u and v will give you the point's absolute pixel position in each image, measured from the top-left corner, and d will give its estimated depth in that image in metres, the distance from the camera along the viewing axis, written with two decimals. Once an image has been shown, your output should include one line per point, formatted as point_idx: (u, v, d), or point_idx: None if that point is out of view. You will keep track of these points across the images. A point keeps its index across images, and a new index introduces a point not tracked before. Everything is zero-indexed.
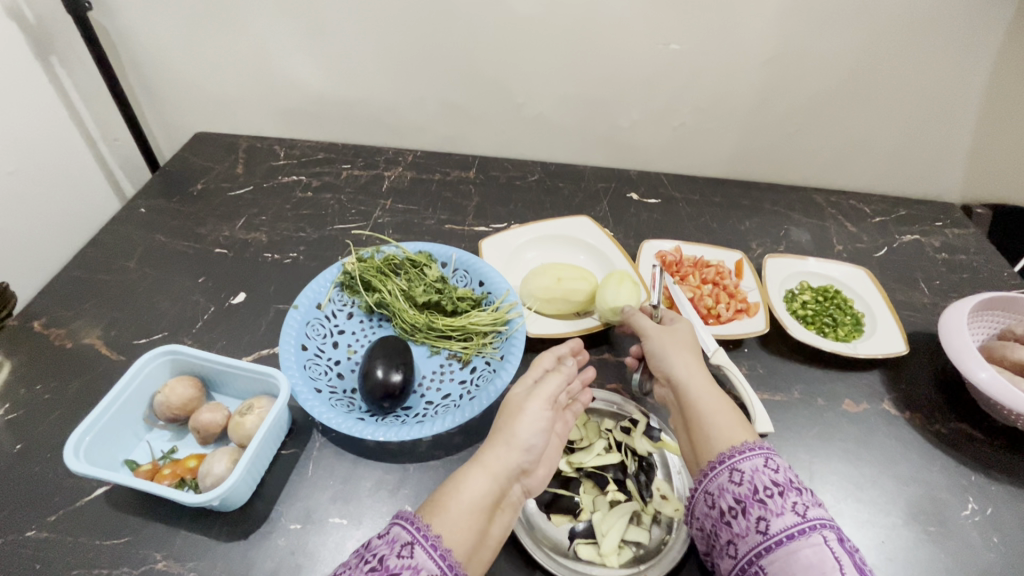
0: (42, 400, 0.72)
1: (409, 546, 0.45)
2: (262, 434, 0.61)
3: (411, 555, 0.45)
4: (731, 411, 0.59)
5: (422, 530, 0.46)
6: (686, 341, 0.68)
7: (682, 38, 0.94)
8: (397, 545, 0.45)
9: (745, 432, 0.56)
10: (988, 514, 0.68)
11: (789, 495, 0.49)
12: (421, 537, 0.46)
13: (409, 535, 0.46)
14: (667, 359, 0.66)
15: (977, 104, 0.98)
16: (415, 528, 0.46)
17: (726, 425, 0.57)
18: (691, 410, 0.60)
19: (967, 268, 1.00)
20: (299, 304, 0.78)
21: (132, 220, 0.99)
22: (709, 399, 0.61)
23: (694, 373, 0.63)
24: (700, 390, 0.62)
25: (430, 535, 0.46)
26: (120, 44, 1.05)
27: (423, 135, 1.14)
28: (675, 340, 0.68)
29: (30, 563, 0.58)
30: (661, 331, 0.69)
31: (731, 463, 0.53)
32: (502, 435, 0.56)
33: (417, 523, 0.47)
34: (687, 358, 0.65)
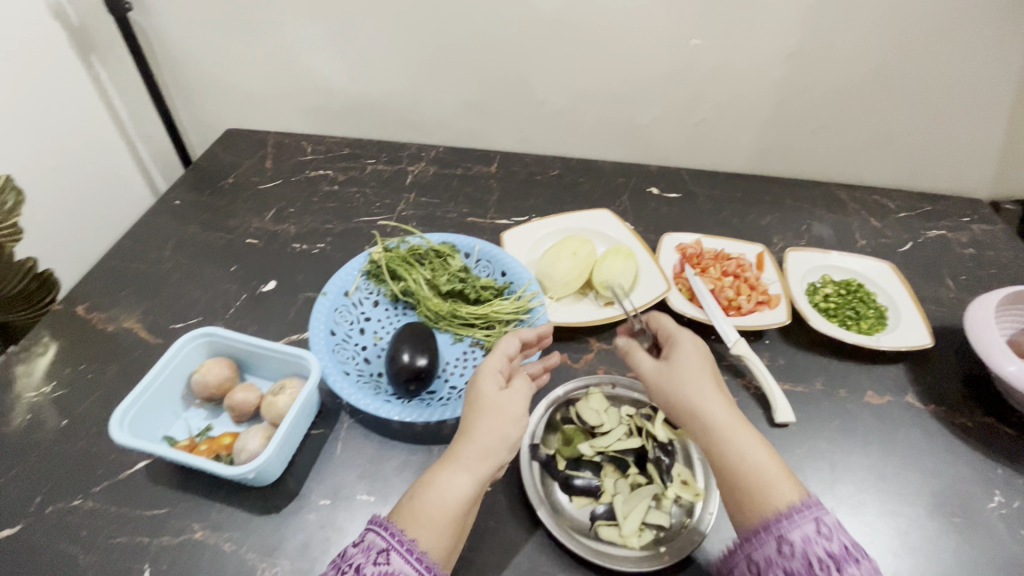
0: (84, 379, 0.75)
1: (385, 553, 0.48)
2: (294, 413, 0.63)
3: (387, 561, 0.47)
4: (768, 454, 0.54)
5: (397, 535, 0.49)
6: (702, 372, 0.60)
7: (703, 34, 0.94)
8: (372, 553, 0.48)
9: (788, 480, 0.51)
10: (1015, 507, 0.68)
11: (846, 570, 0.46)
12: (396, 543, 0.48)
13: (385, 542, 0.48)
14: (690, 401, 0.57)
15: (1005, 97, 0.96)
16: (389, 535, 0.49)
17: (767, 475, 0.52)
18: (728, 464, 0.54)
19: (995, 264, 0.99)
20: (328, 291, 0.80)
21: (167, 212, 1.03)
22: (743, 442, 0.54)
23: (721, 413, 0.56)
24: (738, 435, 0.55)
25: (405, 540, 0.49)
26: (156, 43, 1.09)
27: (446, 131, 1.17)
28: (691, 373, 0.59)
29: (77, 530, 0.61)
30: (673, 363, 0.61)
31: (779, 531, 0.49)
32: (483, 435, 0.53)
33: (391, 529, 0.49)
34: (709, 395, 0.57)
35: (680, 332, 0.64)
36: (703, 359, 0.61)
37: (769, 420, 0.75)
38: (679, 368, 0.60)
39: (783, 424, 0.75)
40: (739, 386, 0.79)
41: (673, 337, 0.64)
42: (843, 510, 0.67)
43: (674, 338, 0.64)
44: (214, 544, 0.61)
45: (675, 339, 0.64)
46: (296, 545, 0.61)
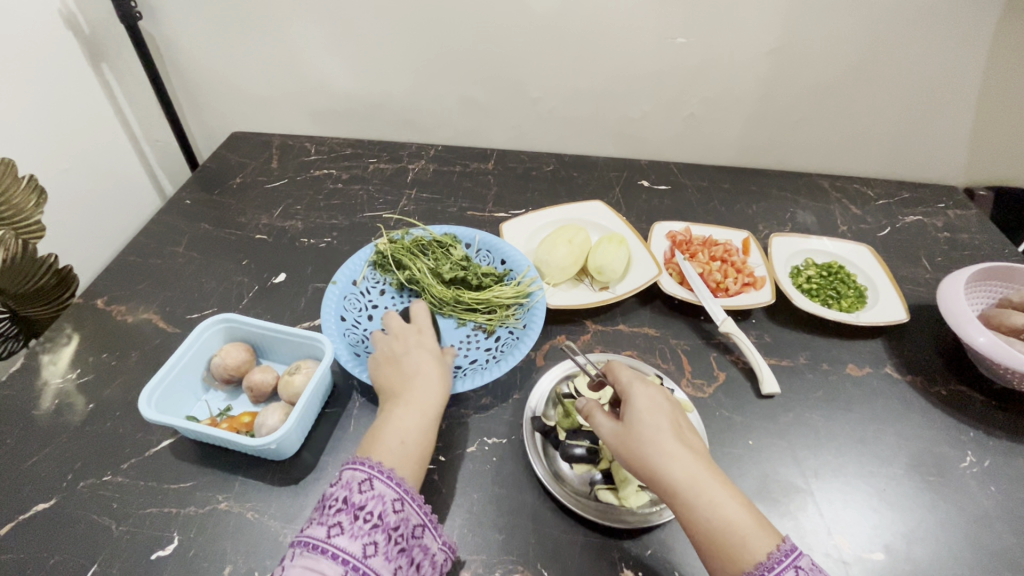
0: (108, 365, 0.79)
1: (367, 482, 0.52)
2: (310, 390, 0.67)
3: (371, 487, 0.52)
4: (738, 507, 0.52)
5: (374, 467, 0.54)
6: (660, 428, 0.57)
7: (688, 32, 1.00)
8: (355, 484, 0.52)
9: (759, 533, 0.51)
10: (986, 466, 0.73)
11: None
12: (376, 472, 0.53)
13: (365, 473, 0.53)
14: (656, 467, 0.55)
15: (972, 88, 1.02)
16: (368, 467, 0.53)
17: (740, 532, 0.51)
18: (701, 528, 0.52)
19: (969, 247, 1.04)
20: (337, 279, 0.84)
21: (179, 211, 1.07)
22: (711, 501, 0.53)
23: (684, 472, 0.54)
24: (707, 496, 0.53)
25: (382, 469, 0.54)
26: (165, 50, 1.14)
27: (445, 130, 1.22)
28: (645, 431, 0.57)
29: (109, 503, 0.65)
30: (629, 422, 0.58)
31: None
32: (442, 387, 0.63)
33: (369, 463, 0.54)
34: (668, 454, 0.55)
35: (630, 384, 0.62)
36: (658, 410, 0.59)
37: (757, 392, 0.80)
38: (633, 428, 0.58)
39: (768, 395, 0.79)
40: (728, 362, 0.84)
41: (625, 389, 0.62)
42: (827, 471, 0.72)
43: (627, 392, 0.61)
44: (238, 513, 0.65)
45: (627, 393, 0.61)
46: None
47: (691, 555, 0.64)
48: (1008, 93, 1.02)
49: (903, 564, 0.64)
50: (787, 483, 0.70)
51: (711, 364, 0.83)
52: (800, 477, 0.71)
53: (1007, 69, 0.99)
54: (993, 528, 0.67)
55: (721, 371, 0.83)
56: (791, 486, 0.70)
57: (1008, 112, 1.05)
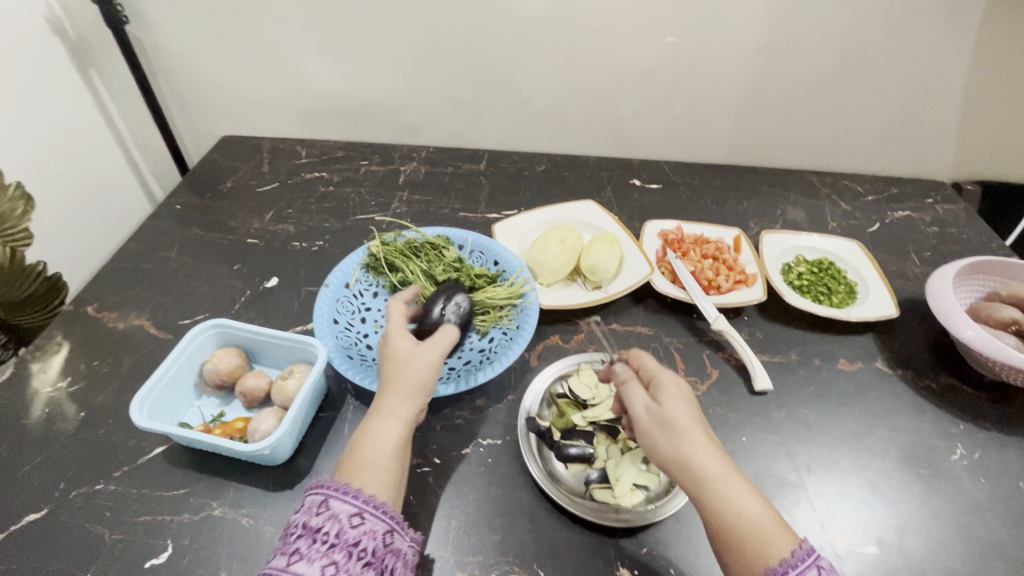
0: (99, 373, 0.79)
1: (324, 503, 0.52)
2: (304, 394, 0.67)
3: (328, 508, 0.52)
4: (762, 504, 0.53)
5: (330, 486, 0.53)
6: (694, 419, 0.57)
7: (678, 31, 1.00)
8: (313, 508, 0.52)
9: (783, 531, 0.52)
10: (976, 458, 0.73)
11: None
12: (333, 492, 0.53)
13: (322, 494, 0.53)
14: (691, 455, 0.55)
15: (959, 84, 1.03)
16: (323, 488, 0.53)
17: (764, 528, 0.52)
18: (727, 522, 0.52)
19: (957, 241, 1.06)
20: (330, 283, 0.84)
21: (169, 215, 1.06)
22: (739, 495, 0.53)
23: (716, 464, 0.54)
24: (736, 491, 0.53)
25: (338, 487, 0.53)
26: (154, 54, 1.13)
27: (436, 131, 1.21)
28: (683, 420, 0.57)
29: (102, 512, 0.65)
30: (667, 407, 0.58)
31: None
32: (404, 390, 0.60)
33: (325, 483, 0.53)
34: (702, 445, 0.55)
35: (664, 373, 0.62)
36: (690, 401, 0.59)
37: (750, 388, 0.81)
38: (671, 414, 0.57)
39: (761, 391, 0.80)
40: (721, 359, 0.84)
41: (659, 377, 0.61)
42: (820, 466, 0.72)
43: (661, 380, 0.61)
44: (233, 519, 0.64)
45: (661, 381, 0.61)
46: None
47: (686, 552, 0.64)
48: (992, 89, 1.03)
49: (895, 556, 0.65)
50: (780, 479, 0.71)
51: (704, 362, 0.84)
52: (793, 472, 0.72)
53: (992, 65, 1.00)
54: (983, 519, 0.68)
55: (714, 368, 0.83)
56: (784, 481, 0.71)
57: (993, 107, 1.06)
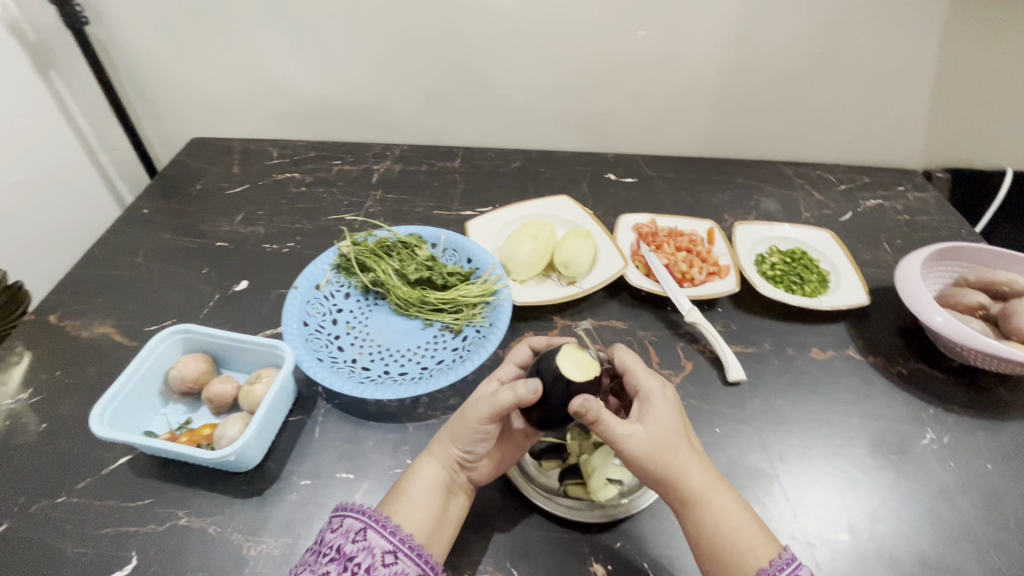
0: (61, 383, 0.77)
1: (362, 531, 0.54)
2: (270, 398, 0.66)
3: (365, 538, 0.53)
4: (745, 517, 0.55)
5: (374, 516, 0.55)
6: (682, 434, 0.58)
7: (648, 25, 1.00)
8: (350, 534, 0.53)
9: (762, 540, 0.53)
10: (945, 441, 0.74)
11: None
12: (373, 522, 0.54)
13: (363, 522, 0.54)
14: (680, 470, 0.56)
15: (928, 72, 1.04)
16: (364, 516, 0.55)
17: (745, 537, 0.53)
18: (709, 534, 0.54)
19: (928, 228, 1.07)
20: (299, 285, 0.83)
21: (136, 220, 1.04)
22: (723, 507, 0.55)
23: (703, 477, 0.56)
24: (720, 503, 0.55)
25: (382, 519, 0.55)
26: (118, 56, 1.10)
27: (410, 129, 1.20)
28: (671, 435, 0.57)
29: (63, 525, 0.63)
30: (656, 424, 0.58)
31: None
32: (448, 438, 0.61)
33: (366, 511, 0.55)
34: (691, 460, 0.57)
35: (653, 385, 0.61)
36: (680, 414, 0.60)
37: (723, 379, 0.81)
38: (662, 432, 0.57)
39: (735, 382, 0.80)
40: (695, 351, 0.84)
41: (648, 389, 0.60)
42: (793, 455, 0.73)
43: (650, 393, 0.60)
44: (200, 528, 0.63)
45: (649, 394, 0.60)
46: (280, 523, 0.64)
47: (660, 546, 0.64)
48: (960, 76, 1.04)
49: (866, 542, 0.65)
50: (753, 469, 0.71)
51: (678, 354, 0.84)
52: (766, 462, 0.72)
53: (958, 54, 1.01)
54: (953, 502, 0.69)
55: (688, 361, 0.83)
56: (757, 471, 0.71)
57: (961, 95, 1.07)
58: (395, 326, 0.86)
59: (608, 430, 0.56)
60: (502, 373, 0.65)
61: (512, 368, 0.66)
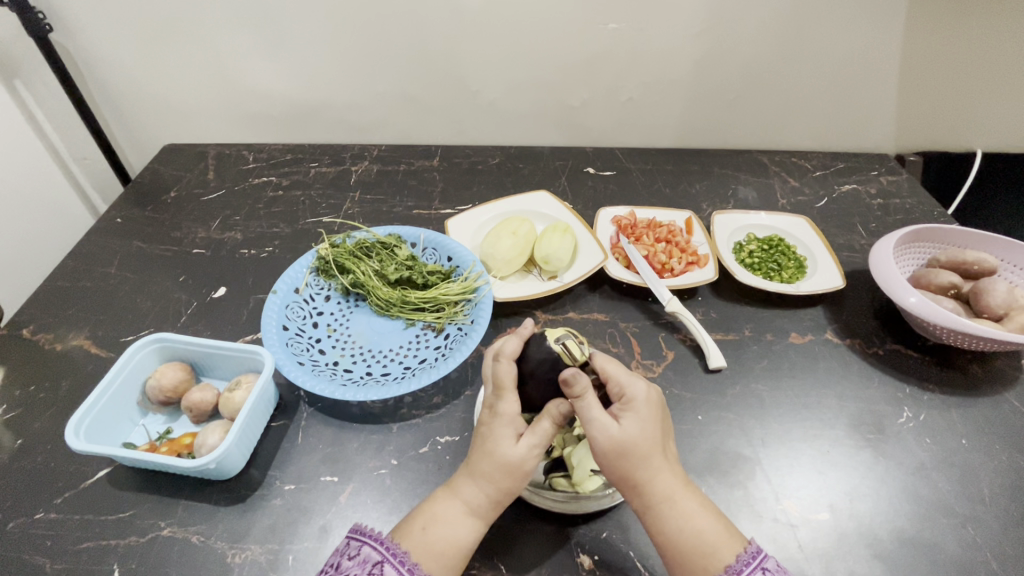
0: (36, 398, 0.76)
1: (379, 565, 0.52)
2: (250, 405, 0.65)
3: (381, 573, 0.52)
4: (710, 519, 0.56)
5: (393, 550, 0.53)
6: (656, 441, 0.57)
7: (619, 18, 1.00)
8: (368, 565, 0.52)
9: (727, 540, 0.54)
10: (921, 420, 0.76)
11: None
12: (390, 556, 0.53)
13: (380, 554, 0.53)
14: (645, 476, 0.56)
15: (895, 59, 1.06)
16: (385, 549, 0.53)
17: (710, 540, 0.54)
18: (674, 538, 0.54)
19: (901, 211, 1.08)
20: (278, 289, 0.82)
21: (110, 229, 1.02)
22: (688, 511, 0.56)
23: (670, 484, 0.57)
24: (687, 508, 0.56)
25: (399, 553, 0.53)
26: (83, 64, 1.08)
27: (387, 128, 1.20)
28: (644, 442, 0.56)
29: (41, 541, 0.62)
30: (630, 432, 0.56)
31: None
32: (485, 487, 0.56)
33: (384, 542, 0.54)
34: (659, 466, 0.57)
35: (637, 389, 0.58)
36: (658, 420, 0.58)
37: (704, 366, 0.82)
38: (634, 437, 0.56)
39: (715, 369, 0.81)
40: (676, 341, 0.85)
41: (631, 393, 0.57)
42: (774, 439, 0.74)
43: (631, 398, 0.57)
44: (183, 538, 0.63)
45: (632, 399, 0.57)
46: (265, 529, 0.64)
47: (644, 533, 0.65)
48: (928, 59, 1.06)
49: (847, 521, 0.66)
50: (735, 455, 0.72)
51: (660, 344, 0.85)
52: (747, 447, 0.73)
53: (924, 39, 1.03)
54: (930, 478, 0.70)
55: (670, 350, 0.84)
56: (739, 457, 0.72)
57: (928, 79, 1.09)
58: (377, 327, 0.86)
59: (585, 410, 0.56)
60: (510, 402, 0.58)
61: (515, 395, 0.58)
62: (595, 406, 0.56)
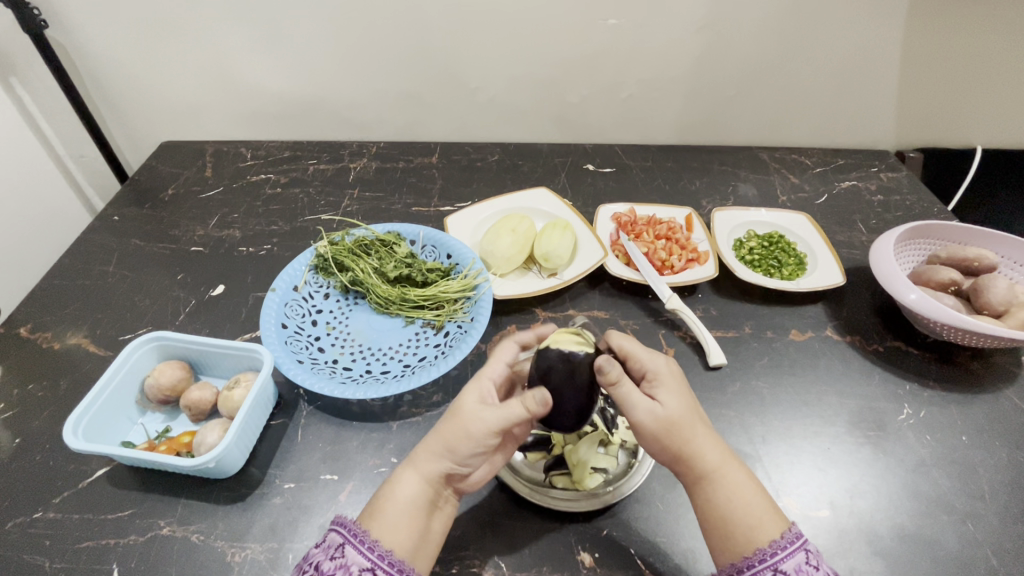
0: (34, 397, 0.75)
1: (341, 547, 0.51)
2: (249, 403, 0.65)
3: (343, 555, 0.51)
4: (756, 491, 0.56)
5: (354, 531, 0.52)
6: (694, 413, 0.58)
7: (619, 14, 1.00)
8: (331, 549, 0.51)
9: (772, 514, 0.54)
10: (921, 416, 0.76)
11: None
12: (352, 538, 0.52)
13: (341, 536, 0.52)
14: (690, 446, 0.56)
15: (895, 54, 1.05)
16: (346, 530, 0.52)
17: (755, 512, 0.54)
18: (722, 509, 0.54)
19: (901, 207, 1.08)
20: (276, 286, 0.82)
21: (107, 227, 1.02)
22: (735, 482, 0.56)
23: (716, 454, 0.57)
24: (733, 478, 0.56)
25: (360, 533, 0.52)
26: (79, 60, 1.07)
27: (385, 125, 1.19)
28: (683, 414, 0.57)
29: (40, 540, 0.62)
30: (667, 405, 0.57)
31: (773, 563, 0.50)
32: (437, 449, 0.57)
33: (347, 525, 0.53)
34: (703, 437, 0.57)
35: (659, 364, 0.60)
36: (690, 392, 0.60)
37: (705, 364, 0.82)
38: (673, 410, 0.57)
39: (716, 367, 0.81)
40: (677, 338, 0.85)
41: (654, 368, 0.59)
42: (774, 436, 0.74)
43: (658, 373, 0.59)
44: (182, 536, 0.63)
45: (657, 374, 0.59)
46: (264, 528, 0.63)
47: (646, 531, 0.65)
48: (927, 55, 1.06)
49: (847, 518, 0.66)
50: (736, 452, 0.72)
51: (660, 341, 0.85)
52: (747, 444, 0.73)
53: (924, 35, 1.02)
54: (929, 475, 0.70)
55: (670, 348, 0.84)
56: (739, 454, 0.72)
57: (928, 76, 1.09)
58: (377, 325, 0.86)
59: (625, 396, 0.57)
60: (493, 371, 0.61)
61: (502, 370, 0.62)
62: (633, 391, 0.57)
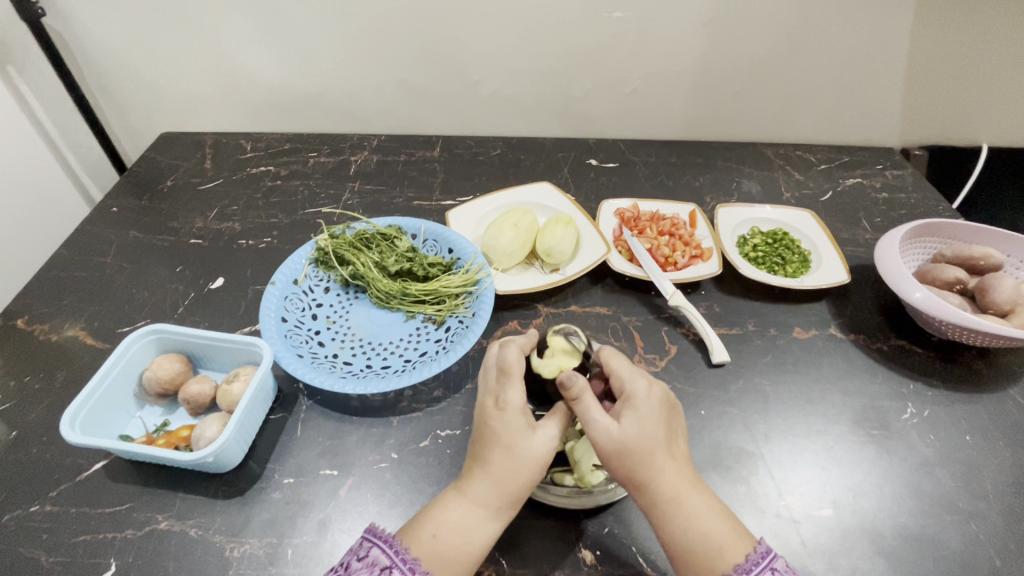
0: (31, 390, 0.75)
1: (387, 570, 0.51)
2: (249, 397, 0.64)
3: None
4: (720, 518, 0.55)
5: (401, 554, 0.52)
6: (658, 439, 0.56)
7: (625, 6, 0.99)
8: (376, 569, 0.51)
9: (734, 540, 0.53)
10: (925, 416, 0.75)
11: None
12: (399, 562, 0.51)
13: (387, 557, 0.52)
14: (647, 475, 0.56)
15: (902, 51, 1.04)
16: (394, 553, 0.52)
17: (716, 541, 0.53)
18: (680, 537, 0.54)
19: (905, 205, 1.07)
20: (276, 280, 0.81)
21: (105, 219, 1.01)
22: (696, 511, 0.55)
23: (675, 482, 0.56)
24: (693, 506, 0.55)
25: (407, 559, 0.52)
26: (77, 50, 1.06)
27: (386, 118, 1.18)
28: (646, 439, 0.56)
29: (37, 534, 0.61)
30: (630, 430, 0.56)
31: None
32: (498, 483, 0.55)
33: (394, 546, 0.52)
34: (664, 465, 0.56)
35: (637, 386, 0.58)
36: (662, 417, 0.58)
37: (707, 361, 0.81)
38: (633, 436, 0.56)
39: (718, 364, 0.81)
40: (680, 335, 0.84)
41: (631, 389, 0.58)
42: (777, 434, 0.73)
43: (630, 394, 0.58)
44: (180, 531, 0.62)
45: (631, 396, 0.58)
46: (263, 523, 0.63)
47: (645, 529, 0.64)
48: (936, 52, 1.04)
49: (850, 516, 0.66)
50: (738, 450, 0.71)
51: (663, 338, 0.84)
52: (750, 443, 0.72)
53: (932, 31, 1.01)
54: (932, 475, 0.70)
55: (673, 344, 0.83)
56: (742, 451, 0.71)
57: (936, 72, 1.08)
58: (377, 319, 0.85)
59: (582, 410, 0.56)
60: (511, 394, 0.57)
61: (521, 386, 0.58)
62: (592, 405, 0.56)
